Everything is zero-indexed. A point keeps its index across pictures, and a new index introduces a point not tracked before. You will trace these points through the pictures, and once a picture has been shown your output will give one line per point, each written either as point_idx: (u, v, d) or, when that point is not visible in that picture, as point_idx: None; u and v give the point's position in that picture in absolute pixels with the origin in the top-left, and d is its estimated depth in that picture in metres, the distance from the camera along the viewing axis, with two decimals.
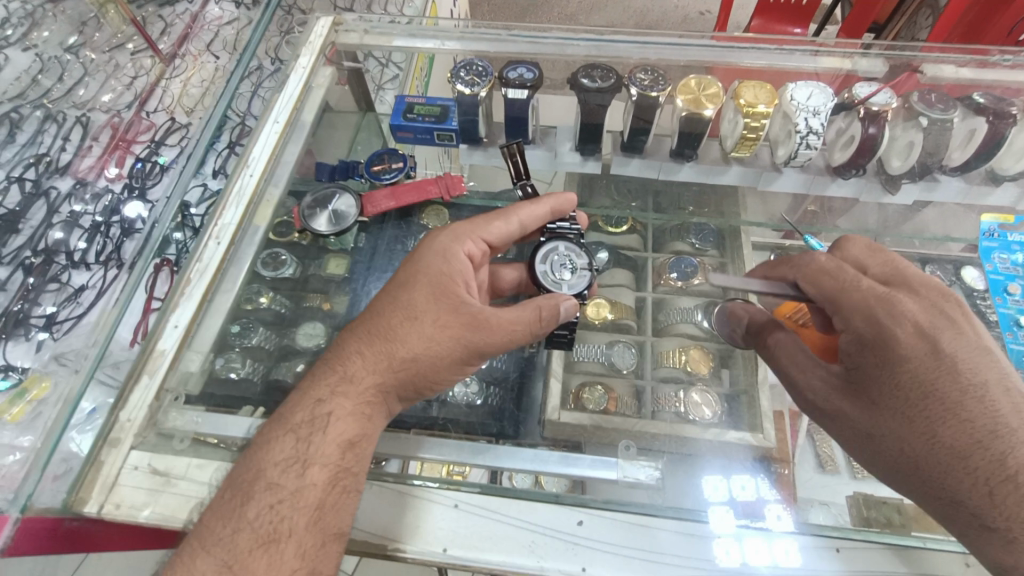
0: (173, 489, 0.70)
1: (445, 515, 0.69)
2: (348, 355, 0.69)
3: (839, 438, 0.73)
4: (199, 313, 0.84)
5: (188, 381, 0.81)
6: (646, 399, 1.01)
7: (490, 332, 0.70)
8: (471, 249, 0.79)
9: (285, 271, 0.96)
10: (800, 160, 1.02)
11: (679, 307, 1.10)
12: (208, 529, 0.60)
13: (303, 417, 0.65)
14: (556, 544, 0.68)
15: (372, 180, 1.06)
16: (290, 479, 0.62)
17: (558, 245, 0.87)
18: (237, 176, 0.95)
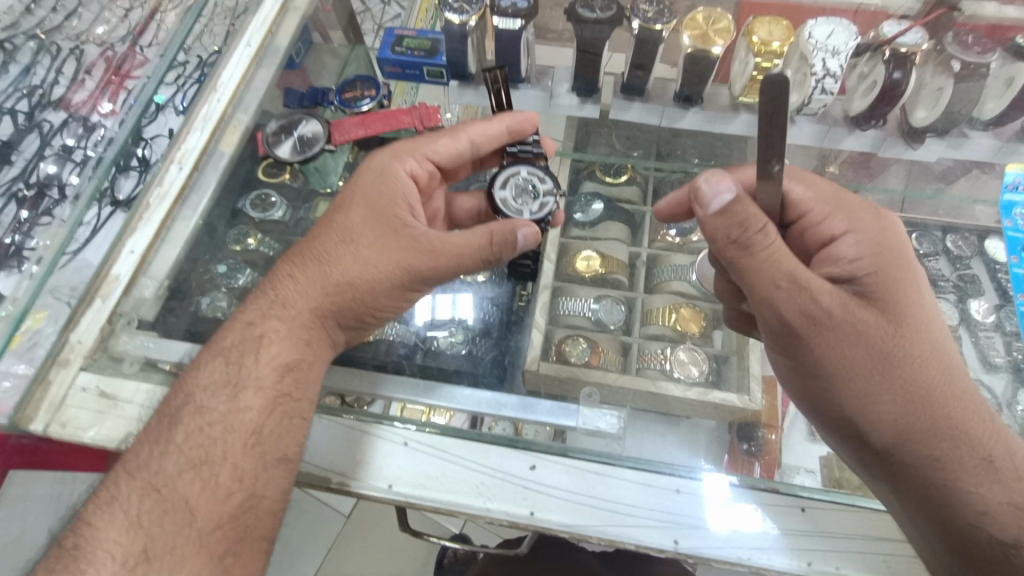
0: (121, 412, 0.70)
1: (394, 453, 0.67)
2: (280, 280, 0.70)
3: (847, 360, 0.63)
4: (155, 242, 0.84)
5: (140, 308, 0.80)
6: (632, 356, 0.98)
7: (436, 256, 0.69)
8: (413, 167, 0.77)
9: (273, 213, 0.93)
10: (812, 109, 0.93)
11: (673, 265, 1.05)
12: (135, 454, 0.62)
13: (234, 341, 0.66)
14: (506, 488, 0.66)
15: (344, 107, 0.97)
16: (222, 402, 0.63)
17: (519, 170, 0.82)
18: (205, 100, 0.93)
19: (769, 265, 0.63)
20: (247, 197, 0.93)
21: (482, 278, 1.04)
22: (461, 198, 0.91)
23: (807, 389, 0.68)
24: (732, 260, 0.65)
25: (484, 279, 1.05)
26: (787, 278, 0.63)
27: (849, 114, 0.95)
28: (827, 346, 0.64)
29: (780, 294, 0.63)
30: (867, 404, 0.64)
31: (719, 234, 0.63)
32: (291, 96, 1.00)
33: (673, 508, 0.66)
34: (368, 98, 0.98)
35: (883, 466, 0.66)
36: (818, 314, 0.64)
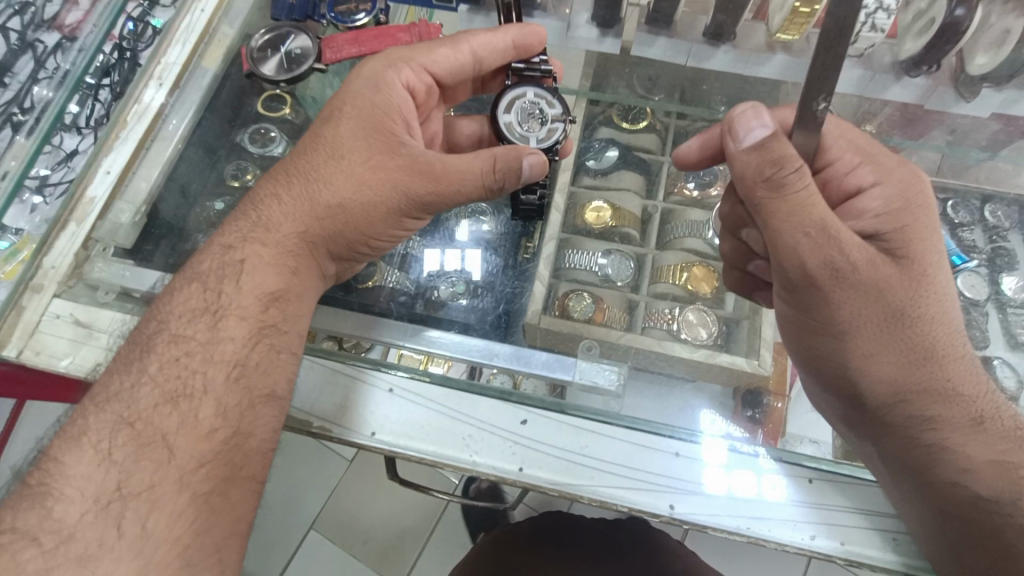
0: (95, 343, 0.68)
1: (380, 401, 0.64)
2: (263, 201, 0.66)
3: (858, 317, 0.60)
4: (132, 165, 0.80)
5: (117, 235, 0.76)
6: (638, 315, 0.94)
7: (434, 180, 0.65)
8: (409, 78, 0.72)
9: (274, 147, 0.88)
10: (858, 49, 0.82)
11: (688, 220, 1.00)
12: (104, 388, 0.59)
13: (212, 266, 0.64)
14: (495, 441, 0.63)
15: (337, 21, 0.84)
16: (201, 330, 0.61)
17: (526, 90, 0.74)
18: (186, 10, 0.86)
19: (800, 210, 0.57)
20: (246, 129, 0.89)
21: (486, 224, 0.99)
22: (462, 123, 0.85)
23: (812, 346, 0.65)
24: (765, 203, 0.59)
25: (488, 223, 0.99)
26: (818, 226, 0.58)
27: (898, 58, 0.85)
28: (843, 301, 0.60)
29: (806, 243, 0.58)
30: (870, 363, 0.61)
31: (750, 171, 0.58)
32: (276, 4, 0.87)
33: (666, 470, 0.63)
34: (363, 13, 0.84)
35: (873, 427, 0.65)
36: (842, 267, 0.59)
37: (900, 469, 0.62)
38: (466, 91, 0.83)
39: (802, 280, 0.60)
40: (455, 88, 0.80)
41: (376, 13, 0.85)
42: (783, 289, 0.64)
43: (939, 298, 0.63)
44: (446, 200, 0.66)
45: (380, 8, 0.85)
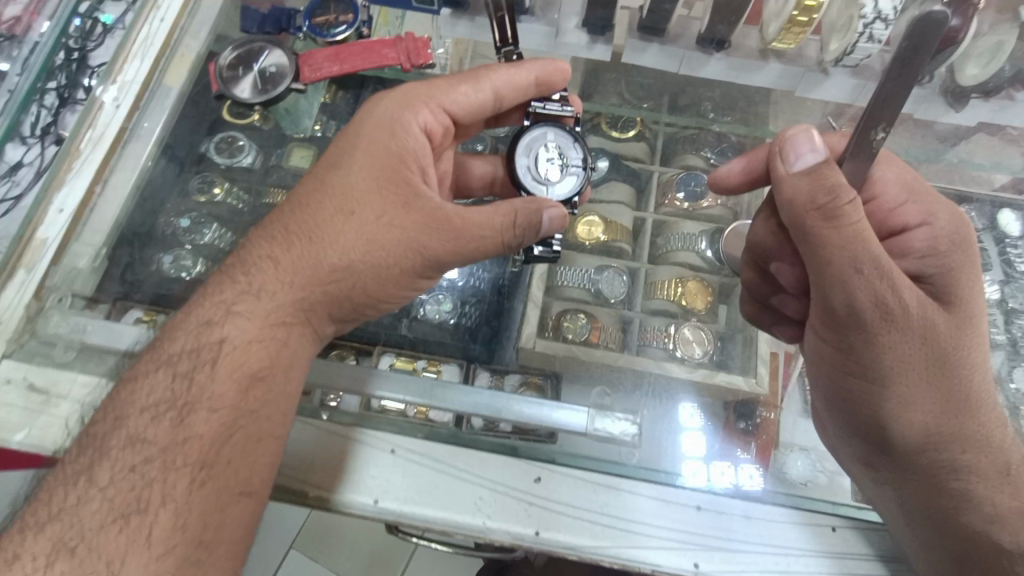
0: (54, 411, 0.61)
1: (380, 462, 0.61)
2: (255, 264, 0.59)
3: (902, 360, 0.58)
4: (91, 199, 0.73)
5: (75, 280, 0.70)
6: (633, 334, 0.88)
7: (453, 236, 0.59)
8: (427, 119, 0.65)
9: (242, 158, 0.83)
10: (855, 58, 0.81)
11: (682, 233, 0.94)
12: (77, 455, 0.55)
13: (186, 346, 0.57)
14: (510, 502, 0.60)
15: (313, 34, 0.82)
16: (163, 434, 0.54)
17: (547, 131, 0.71)
18: (143, 20, 0.80)
19: (855, 245, 0.54)
20: (211, 137, 0.83)
21: None
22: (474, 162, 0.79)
23: (847, 386, 0.63)
24: (812, 229, 0.56)
25: None
26: (874, 264, 0.54)
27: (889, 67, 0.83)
28: (888, 344, 0.57)
29: (855, 280, 0.55)
30: (907, 408, 0.60)
31: (801, 199, 0.55)
32: (248, 16, 0.84)
33: (689, 521, 0.62)
34: (344, 25, 0.83)
35: (899, 470, 0.63)
36: (893, 308, 0.56)
37: (919, 513, 0.61)
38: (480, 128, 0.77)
39: (847, 318, 0.58)
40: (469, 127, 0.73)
41: (359, 25, 0.83)
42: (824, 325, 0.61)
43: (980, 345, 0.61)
44: (462, 257, 0.60)
45: (362, 20, 0.84)
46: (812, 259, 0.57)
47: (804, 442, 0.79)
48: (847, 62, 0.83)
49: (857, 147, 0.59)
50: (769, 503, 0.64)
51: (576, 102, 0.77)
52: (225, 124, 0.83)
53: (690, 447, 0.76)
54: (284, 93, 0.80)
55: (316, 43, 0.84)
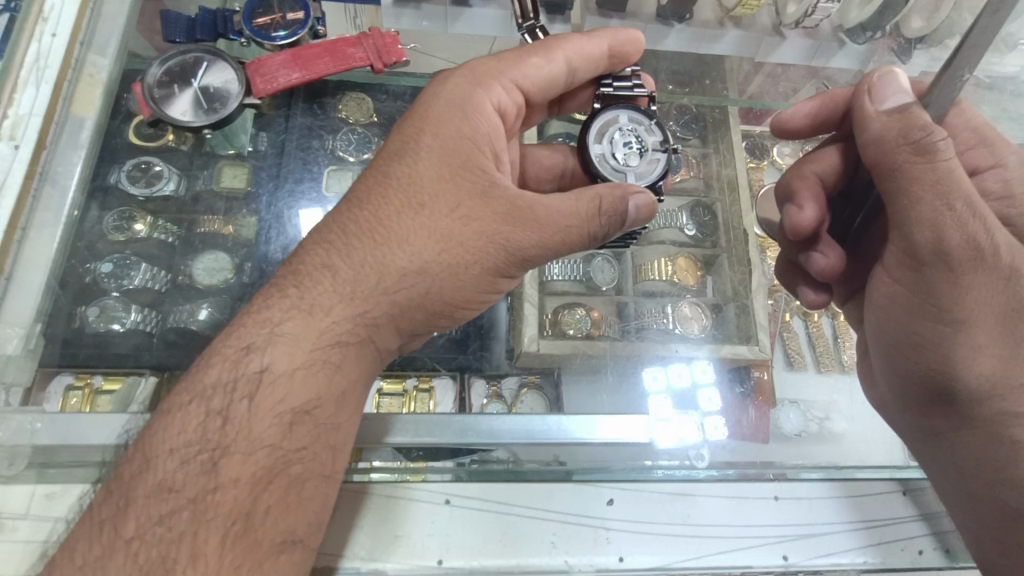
0: (10, 538, 0.47)
1: (435, 516, 0.53)
2: (309, 275, 0.49)
3: (985, 306, 0.49)
4: (6, 261, 0.59)
5: (7, 371, 0.57)
6: (630, 316, 0.79)
7: (537, 227, 0.50)
8: (501, 98, 0.55)
9: (163, 187, 0.71)
10: (814, 20, 0.83)
11: (661, 209, 0.85)
12: (103, 500, 0.44)
13: (221, 378, 0.47)
14: (582, 533, 0.54)
15: (258, 38, 0.73)
16: (193, 483, 0.44)
17: (617, 115, 0.62)
18: (27, 37, 0.64)
19: (948, 183, 0.46)
20: (121, 165, 0.70)
21: None
22: (539, 153, 0.69)
23: (912, 331, 0.53)
24: (903, 166, 0.47)
25: None
26: (967, 198, 0.46)
27: (843, 25, 0.86)
28: (973, 287, 0.48)
29: (945, 216, 0.46)
30: (976, 355, 0.51)
31: (890, 134, 0.47)
32: (173, 24, 0.74)
33: (763, 517, 0.57)
34: (291, 27, 0.74)
35: (958, 428, 0.55)
36: (984, 246, 0.47)
37: (969, 471, 0.55)
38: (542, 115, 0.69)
39: (931, 258, 0.48)
40: (534, 110, 0.65)
41: (312, 24, 0.75)
42: (900, 262, 0.51)
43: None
44: (548, 251, 0.51)
45: (314, 18, 0.75)
46: (900, 197, 0.48)
47: (794, 396, 0.75)
48: (806, 24, 0.84)
49: (938, 99, 0.51)
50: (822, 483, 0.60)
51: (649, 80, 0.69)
52: (127, 149, 0.72)
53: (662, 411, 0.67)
54: (236, 112, 0.71)
55: (263, 49, 0.75)
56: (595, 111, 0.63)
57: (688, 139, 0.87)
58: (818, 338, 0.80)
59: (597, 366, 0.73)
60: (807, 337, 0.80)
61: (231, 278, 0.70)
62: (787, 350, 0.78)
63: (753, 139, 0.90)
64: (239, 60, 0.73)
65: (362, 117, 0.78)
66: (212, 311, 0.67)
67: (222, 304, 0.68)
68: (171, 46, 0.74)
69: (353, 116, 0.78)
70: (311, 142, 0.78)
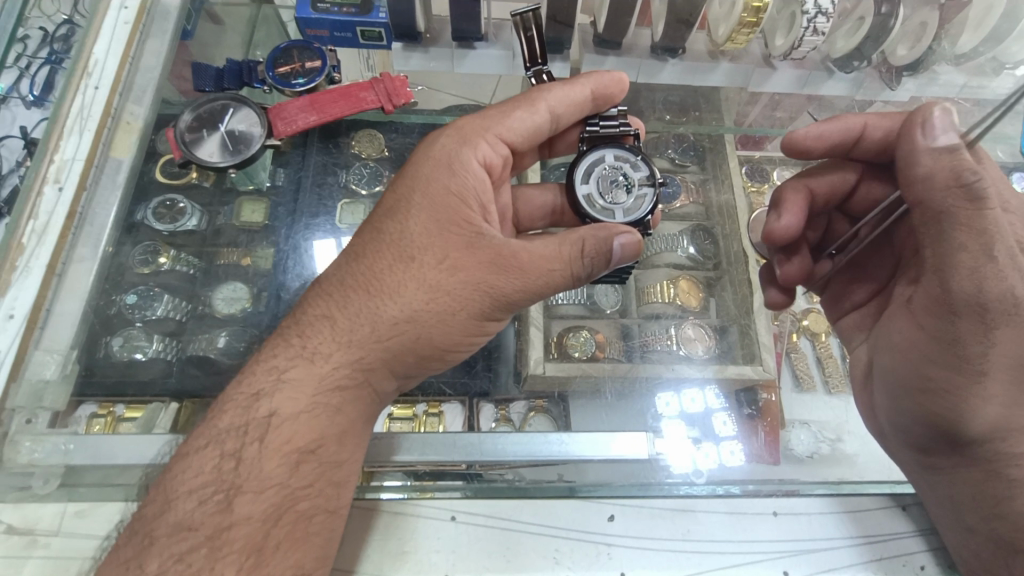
0: (43, 553, 0.49)
1: (440, 532, 0.54)
2: (310, 325, 0.52)
3: (1006, 358, 0.49)
4: (46, 294, 0.62)
5: (44, 396, 0.60)
6: (635, 340, 0.81)
7: (521, 274, 0.52)
8: (487, 154, 0.59)
9: (187, 222, 0.75)
10: (801, 51, 0.85)
11: (665, 234, 0.88)
12: (126, 541, 0.46)
13: (233, 423, 0.49)
14: (581, 550, 0.55)
15: (279, 85, 0.78)
16: (209, 517, 0.46)
17: (603, 155, 0.66)
18: (74, 90, 0.70)
19: (992, 231, 0.45)
20: (148, 203, 0.74)
21: None
22: (532, 191, 0.72)
23: (924, 375, 0.53)
24: (951, 209, 0.46)
25: None
26: (1009, 250, 0.45)
27: (830, 55, 0.89)
28: (999, 339, 0.48)
29: (986, 267, 0.46)
30: (983, 401, 0.51)
31: (941, 173, 0.46)
32: (203, 75, 0.80)
33: (764, 532, 0.57)
34: (306, 75, 0.79)
35: (957, 462, 0.55)
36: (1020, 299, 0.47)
37: (966, 504, 0.55)
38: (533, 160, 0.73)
39: (961, 308, 0.48)
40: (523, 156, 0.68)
41: (328, 71, 0.80)
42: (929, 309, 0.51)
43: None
44: (532, 295, 0.53)
45: (330, 65, 0.81)
46: (941, 241, 0.47)
47: (806, 416, 0.75)
48: (794, 55, 0.87)
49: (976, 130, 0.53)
50: (824, 509, 0.59)
51: (638, 121, 0.72)
52: (156, 186, 0.76)
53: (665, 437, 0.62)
54: (259, 151, 0.75)
55: (284, 95, 0.80)
56: (582, 152, 0.67)
57: (687, 165, 0.92)
58: (826, 358, 0.80)
59: (599, 390, 0.74)
60: (815, 357, 0.81)
61: (248, 307, 0.74)
62: (795, 370, 0.79)
63: (753, 163, 0.92)
64: (262, 106, 0.78)
65: (373, 151, 0.84)
66: (229, 340, 0.71)
67: (237, 333, 0.72)
68: (200, 94, 0.80)
69: (365, 151, 0.84)
70: (333, 180, 0.82)
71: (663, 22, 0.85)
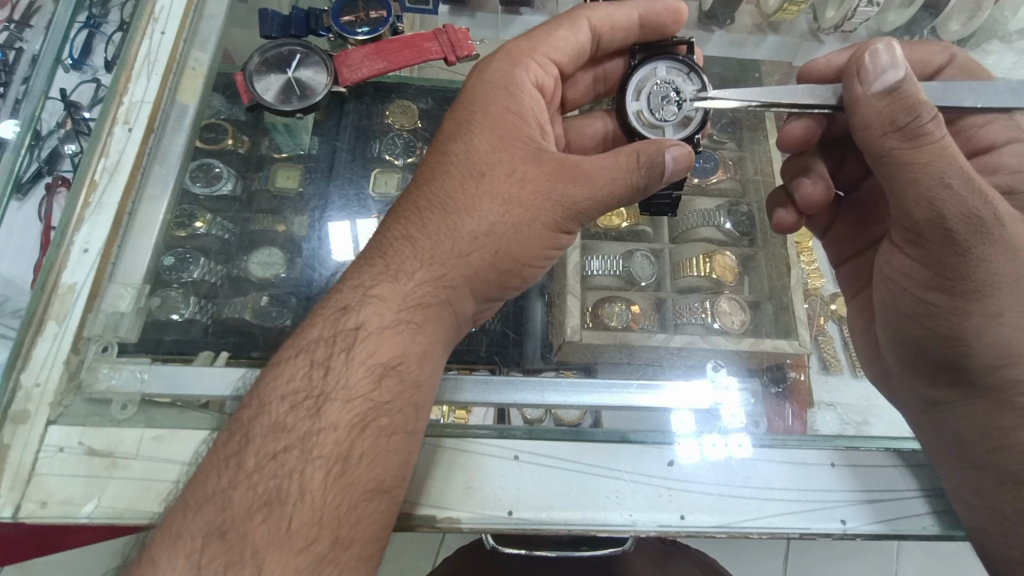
0: (124, 474, 0.50)
1: (505, 470, 0.53)
2: (392, 247, 0.54)
3: (995, 274, 0.51)
4: (118, 234, 0.62)
5: (120, 326, 0.59)
6: (668, 312, 0.81)
7: (587, 182, 0.53)
8: (538, 75, 0.60)
9: (222, 187, 0.75)
10: (853, 24, 0.85)
11: (699, 210, 0.87)
12: (226, 440, 0.48)
13: (323, 334, 0.51)
14: (645, 492, 0.53)
15: (344, 34, 0.79)
16: (301, 420, 0.47)
17: (654, 67, 0.62)
18: (141, 36, 0.69)
19: (943, 160, 0.48)
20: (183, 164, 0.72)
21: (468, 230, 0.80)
22: (581, 122, 0.71)
23: (923, 302, 0.56)
24: (892, 150, 0.49)
25: None
26: (962, 174, 0.47)
27: (878, 30, 0.88)
28: (984, 258, 0.50)
29: (943, 195, 0.48)
30: (990, 325, 0.53)
31: (876, 121, 0.49)
32: (269, 21, 0.80)
33: (824, 483, 0.54)
34: (368, 23, 0.79)
35: (964, 396, 0.57)
36: (986, 219, 0.49)
37: (971, 441, 0.56)
38: (584, 88, 0.71)
39: (931, 236, 0.50)
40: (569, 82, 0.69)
41: (391, 21, 0.80)
42: (906, 239, 0.54)
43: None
44: (598, 206, 0.54)
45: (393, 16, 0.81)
46: (895, 180, 0.50)
47: (831, 399, 0.73)
48: (845, 28, 0.86)
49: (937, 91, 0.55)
50: (881, 466, 0.55)
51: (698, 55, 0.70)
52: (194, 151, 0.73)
53: (680, 423, 0.59)
54: (325, 97, 0.77)
55: (347, 44, 0.81)
56: (632, 66, 0.63)
57: (724, 141, 0.90)
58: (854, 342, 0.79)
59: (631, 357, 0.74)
60: (844, 339, 0.80)
61: (281, 272, 0.74)
62: (823, 353, 0.78)
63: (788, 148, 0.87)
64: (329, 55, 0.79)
65: (406, 123, 0.85)
66: (267, 302, 0.71)
67: (276, 297, 0.72)
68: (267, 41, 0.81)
69: (399, 121, 0.85)
70: (372, 149, 0.84)
71: None
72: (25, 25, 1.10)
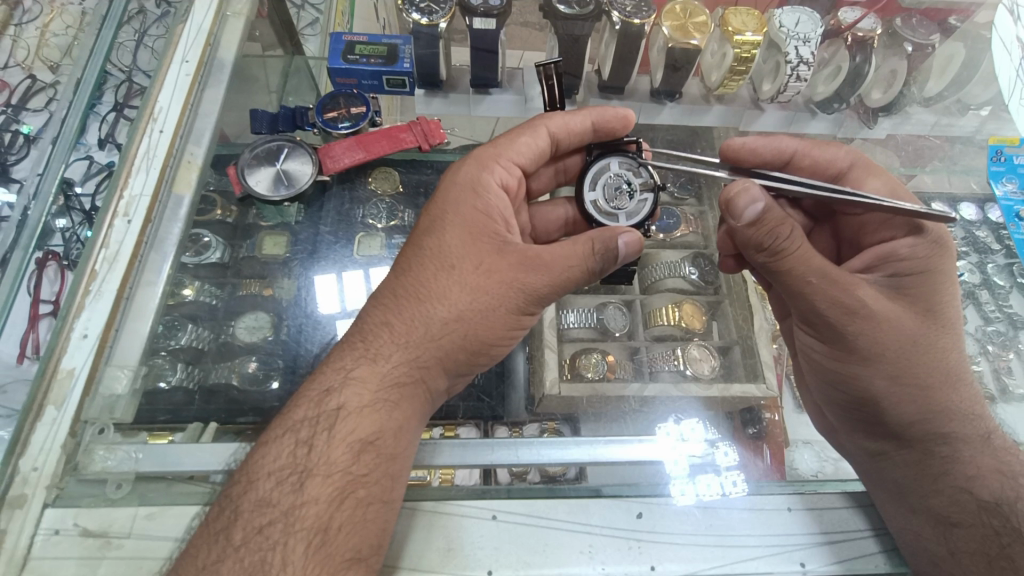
0: (116, 554, 0.51)
1: (484, 531, 0.56)
2: (370, 331, 0.58)
3: (875, 345, 0.60)
4: (116, 318, 0.65)
5: (116, 408, 0.62)
6: (642, 359, 0.85)
7: (547, 271, 0.59)
8: (503, 176, 0.67)
9: (210, 255, 0.79)
10: (787, 96, 0.94)
11: (665, 261, 0.92)
12: (216, 514, 0.50)
13: (307, 414, 0.54)
14: (616, 545, 0.56)
15: (327, 129, 0.88)
16: (285, 495, 0.50)
17: (609, 162, 0.71)
18: (141, 134, 0.75)
19: (802, 265, 0.58)
20: None
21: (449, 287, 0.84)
22: (544, 207, 0.78)
23: (834, 370, 0.64)
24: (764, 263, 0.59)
25: None
26: (818, 272, 0.58)
27: (812, 98, 0.97)
28: (858, 334, 0.59)
29: (809, 292, 0.59)
30: (889, 388, 0.61)
31: (749, 243, 0.58)
32: (259, 119, 0.90)
33: (785, 528, 0.58)
34: (349, 117, 0.90)
35: (897, 447, 0.62)
36: (851, 305, 0.59)
37: (906, 487, 0.60)
38: (547, 180, 0.78)
39: (817, 319, 0.60)
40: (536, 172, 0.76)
41: (371, 116, 0.91)
42: (803, 321, 0.63)
43: (939, 283, 0.62)
44: (559, 289, 0.60)
45: (372, 111, 0.92)
46: (775, 281, 0.60)
47: (807, 436, 0.77)
48: (781, 99, 0.95)
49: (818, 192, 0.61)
50: (833, 507, 0.60)
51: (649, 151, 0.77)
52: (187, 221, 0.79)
53: (672, 465, 0.62)
54: (309, 185, 0.84)
55: (331, 136, 0.91)
56: (589, 160, 0.72)
57: (686, 199, 0.98)
58: None
59: (607, 409, 0.77)
60: None
61: (269, 335, 0.77)
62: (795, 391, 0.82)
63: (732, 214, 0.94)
64: (312, 147, 0.87)
65: (389, 188, 0.91)
66: (255, 366, 0.74)
67: (263, 360, 0.75)
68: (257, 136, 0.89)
69: (382, 186, 0.91)
70: (359, 216, 0.89)
71: (662, 71, 0.93)
72: (22, 108, 1.15)
